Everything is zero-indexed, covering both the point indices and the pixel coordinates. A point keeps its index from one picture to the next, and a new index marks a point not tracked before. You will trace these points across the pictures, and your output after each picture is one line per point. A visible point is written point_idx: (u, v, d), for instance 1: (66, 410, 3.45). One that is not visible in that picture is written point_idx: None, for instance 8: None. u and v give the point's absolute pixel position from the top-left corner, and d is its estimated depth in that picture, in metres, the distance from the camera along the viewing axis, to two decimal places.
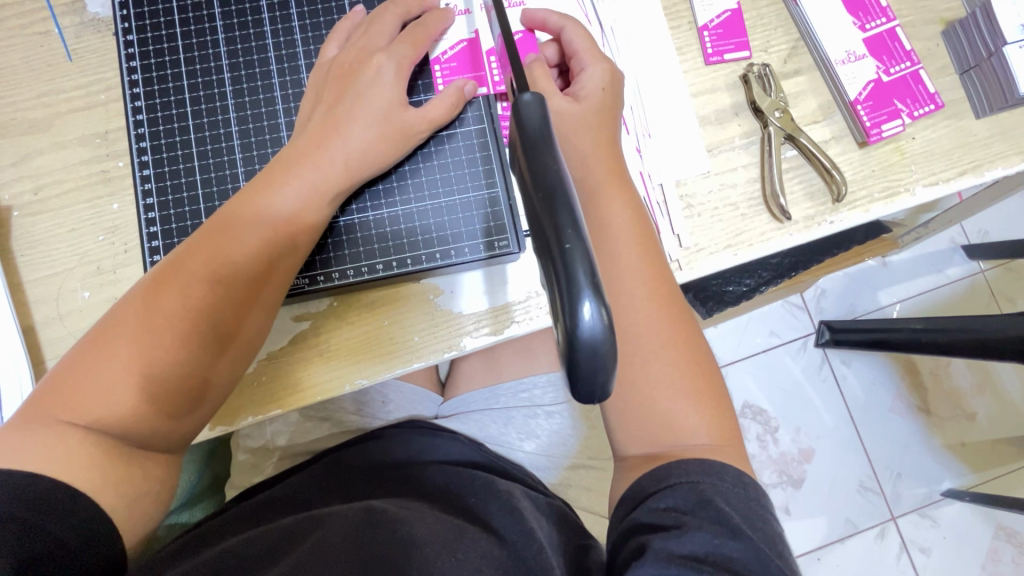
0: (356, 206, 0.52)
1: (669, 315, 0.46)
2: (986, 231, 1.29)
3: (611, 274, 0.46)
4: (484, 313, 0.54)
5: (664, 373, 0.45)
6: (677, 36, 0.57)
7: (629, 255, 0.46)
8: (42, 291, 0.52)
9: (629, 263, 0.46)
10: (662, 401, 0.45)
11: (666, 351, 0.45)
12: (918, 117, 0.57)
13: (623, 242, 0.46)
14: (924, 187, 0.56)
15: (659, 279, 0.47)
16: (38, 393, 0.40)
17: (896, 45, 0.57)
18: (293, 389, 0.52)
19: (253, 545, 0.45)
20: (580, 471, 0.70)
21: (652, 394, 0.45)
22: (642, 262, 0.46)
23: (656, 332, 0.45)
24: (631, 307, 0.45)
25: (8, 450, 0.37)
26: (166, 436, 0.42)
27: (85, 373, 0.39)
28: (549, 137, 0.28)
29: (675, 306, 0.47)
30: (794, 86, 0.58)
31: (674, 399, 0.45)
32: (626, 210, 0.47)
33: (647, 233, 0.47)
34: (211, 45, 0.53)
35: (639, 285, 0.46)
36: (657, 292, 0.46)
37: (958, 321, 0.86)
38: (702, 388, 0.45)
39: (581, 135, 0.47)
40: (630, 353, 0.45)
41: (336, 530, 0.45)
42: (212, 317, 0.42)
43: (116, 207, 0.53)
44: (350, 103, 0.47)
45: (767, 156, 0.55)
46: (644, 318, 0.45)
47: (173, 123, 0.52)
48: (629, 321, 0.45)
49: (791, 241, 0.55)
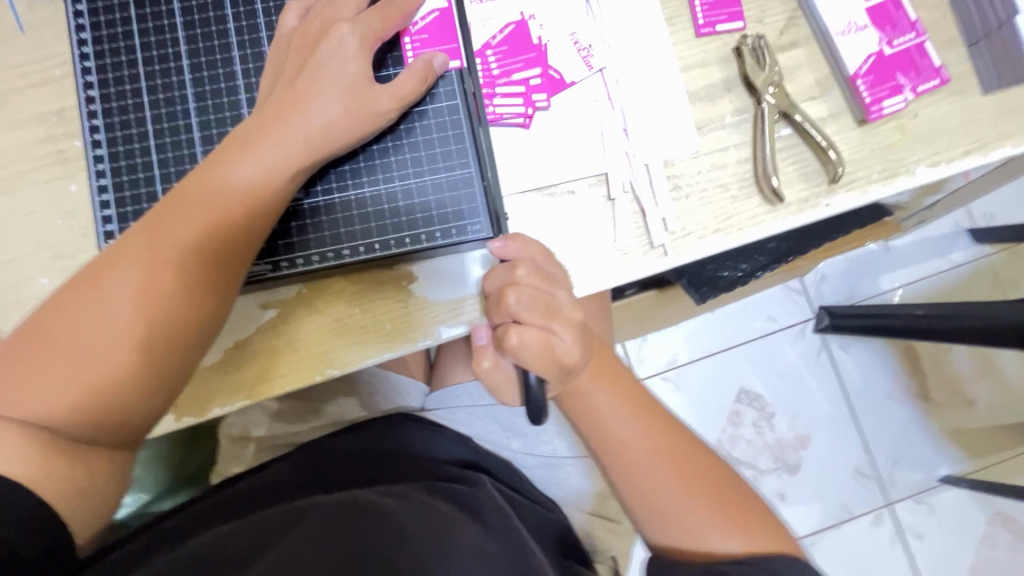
0: (321, 188, 0.49)
1: (651, 425, 0.46)
2: (993, 214, 1.25)
3: (600, 424, 0.46)
4: (485, 364, 0.46)
5: (694, 507, 0.44)
6: (666, 6, 0.54)
7: (606, 398, 0.47)
8: (0, 278, 0.50)
9: (603, 407, 0.46)
10: (700, 535, 0.44)
11: (686, 487, 0.45)
12: (922, 92, 0.53)
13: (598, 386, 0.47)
14: (926, 167, 0.53)
15: (632, 393, 0.47)
16: None
17: (900, 15, 0.53)
18: (261, 378, 0.50)
19: (230, 543, 0.43)
20: (574, 464, 0.66)
21: (659, 504, 0.45)
22: (622, 399, 0.47)
23: (645, 455, 0.45)
24: (630, 451, 0.46)
25: None
26: (113, 427, 0.40)
27: (27, 360, 0.38)
28: (510, 320, 0.42)
29: (659, 415, 0.47)
30: (789, 60, 0.54)
31: (680, 506, 0.45)
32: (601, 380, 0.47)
33: (616, 372, 0.48)
34: (166, 16, 0.50)
35: (626, 423, 0.46)
36: (652, 426, 0.46)
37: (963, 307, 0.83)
38: (730, 506, 0.45)
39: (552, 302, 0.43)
40: (623, 473, 0.46)
41: (319, 520, 0.44)
42: (162, 304, 0.40)
43: (74, 189, 0.51)
44: (310, 76, 0.44)
45: (759, 134, 0.52)
46: (641, 479, 0.45)
47: (127, 100, 0.49)
48: (615, 453, 0.46)
49: (784, 225, 0.52)
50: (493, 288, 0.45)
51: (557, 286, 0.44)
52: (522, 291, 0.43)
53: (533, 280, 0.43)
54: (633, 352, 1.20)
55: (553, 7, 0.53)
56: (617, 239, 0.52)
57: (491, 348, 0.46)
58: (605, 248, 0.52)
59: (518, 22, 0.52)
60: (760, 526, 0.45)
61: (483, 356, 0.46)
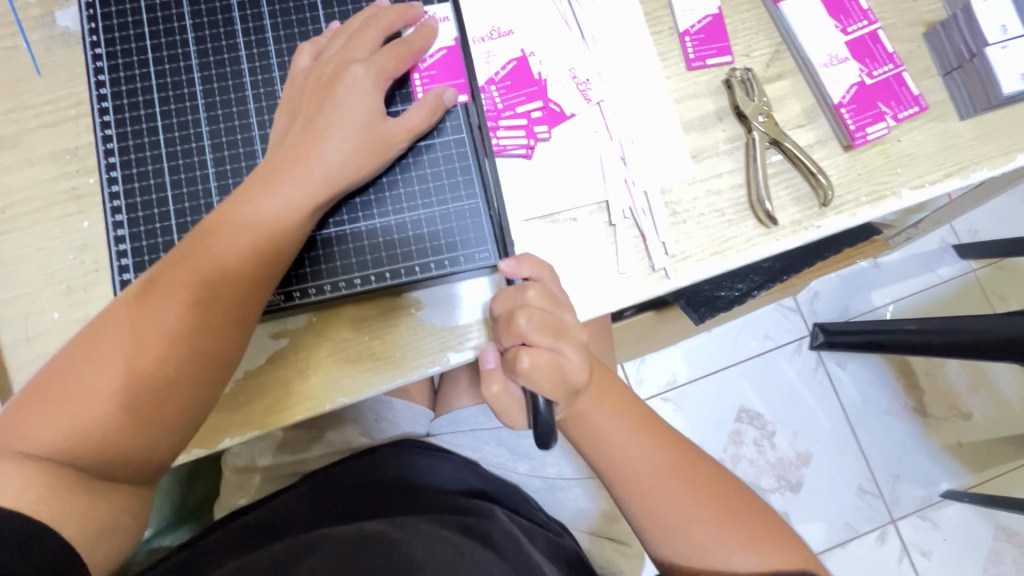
0: (333, 220, 0.50)
1: (654, 444, 0.47)
2: (976, 230, 1.30)
3: (609, 450, 0.47)
4: (494, 388, 0.47)
5: (708, 528, 0.45)
6: (658, 41, 0.57)
7: (613, 426, 0.47)
8: (11, 313, 0.50)
9: (605, 431, 0.47)
10: (721, 557, 0.45)
11: (698, 509, 0.45)
12: (902, 118, 0.56)
13: (604, 415, 0.47)
14: (911, 189, 0.56)
15: (633, 413, 0.48)
16: (12, 413, 0.39)
17: (877, 47, 0.56)
18: (274, 410, 0.51)
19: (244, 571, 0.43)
20: (580, 486, 0.64)
21: (671, 525, 0.46)
22: (630, 423, 0.47)
23: (651, 476, 0.46)
24: (642, 479, 0.46)
25: None
26: (137, 462, 0.41)
27: (62, 383, 0.40)
28: (519, 342, 0.43)
29: (660, 434, 0.48)
30: (776, 90, 0.57)
31: (691, 521, 0.45)
32: (599, 405, 0.47)
33: (623, 396, 0.49)
34: (183, 59, 0.52)
35: (635, 450, 0.47)
36: (660, 451, 0.47)
37: (958, 323, 0.86)
38: (744, 527, 0.45)
39: (558, 325, 0.43)
40: (633, 497, 0.46)
41: (331, 551, 0.44)
42: (191, 341, 0.41)
43: (87, 224, 0.52)
44: (326, 115, 0.46)
45: (752, 160, 0.55)
46: (654, 504, 0.46)
47: (143, 138, 0.51)
48: (624, 478, 0.47)
49: (778, 246, 0.54)
50: (502, 309, 0.45)
51: (563, 307, 0.45)
52: (532, 312, 0.43)
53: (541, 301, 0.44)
54: (633, 373, 1.21)
55: (551, 45, 0.55)
56: (619, 264, 0.53)
57: (499, 372, 0.47)
58: (608, 272, 0.53)
59: (518, 59, 0.55)
60: (769, 535, 0.46)
61: (493, 380, 0.47)
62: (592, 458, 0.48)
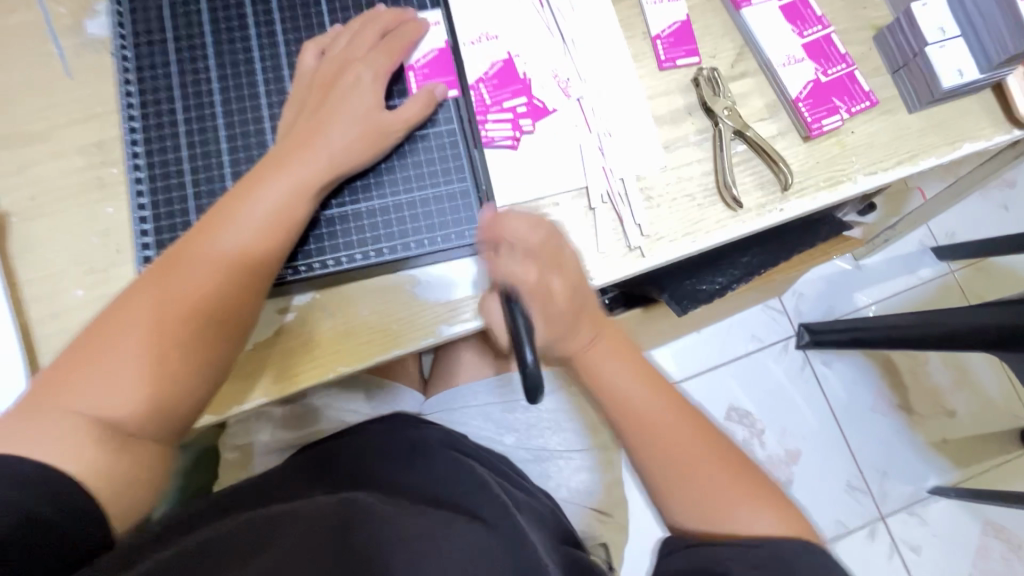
0: (336, 201, 0.55)
1: (665, 398, 0.50)
2: (953, 233, 1.35)
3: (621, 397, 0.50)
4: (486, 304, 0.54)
5: (717, 484, 0.46)
6: (633, 45, 0.62)
7: (625, 375, 0.50)
8: (37, 291, 0.55)
9: (616, 377, 0.50)
10: (732, 517, 0.45)
11: (707, 463, 0.47)
12: (855, 112, 0.61)
13: (616, 364, 0.51)
14: (865, 175, 0.61)
15: (646, 371, 0.51)
16: (40, 383, 0.42)
17: (831, 49, 0.62)
18: (280, 378, 0.55)
19: (234, 533, 0.43)
20: (564, 458, 0.68)
21: (680, 475, 0.47)
22: (642, 377, 0.51)
23: (660, 423, 0.48)
24: (654, 428, 0.48)
25: (16, 436, 0.40)
26: (160, 421, 0.45)
27: (81, 370, 0.43)
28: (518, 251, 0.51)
29: (669, 388, 0.51)
30: (741, 88, 0.62)
31: (699, 473, 0.47)
32: (609, 354, 0.51)
33: (640, 360, 0.52)
34: (201, 59, 0.57)
35: (647, 400, 0.49)
36: (674, 408, 0.49)
37: (939, 315, 0.90)
38: (755, 490, 0.46)
39: (551, 250, 0.51)
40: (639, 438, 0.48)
41: (307, 529, 0.43)
42: (211, 306, 0.46)
43: (110, 210, 0.56)
44: (331, 106, 0.51)
45: (719, 150, 0.60)
46: (663, 450, 0.48)
47: (164, 130, 0.56)
48: (631, 420, 0.49)
49: (745, 228, 0.59)
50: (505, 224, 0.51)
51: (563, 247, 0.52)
52: (529, 241, 0.51)
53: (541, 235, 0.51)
54: None
55: (535, 47, 0.61)
56: (598, 244, 0.58)
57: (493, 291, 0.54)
58: (589, 252, 0.58)
59: (504, 60, 0.60)
60: (780, 503, 0.46)
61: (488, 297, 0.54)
62: (605, 405, 0.51)
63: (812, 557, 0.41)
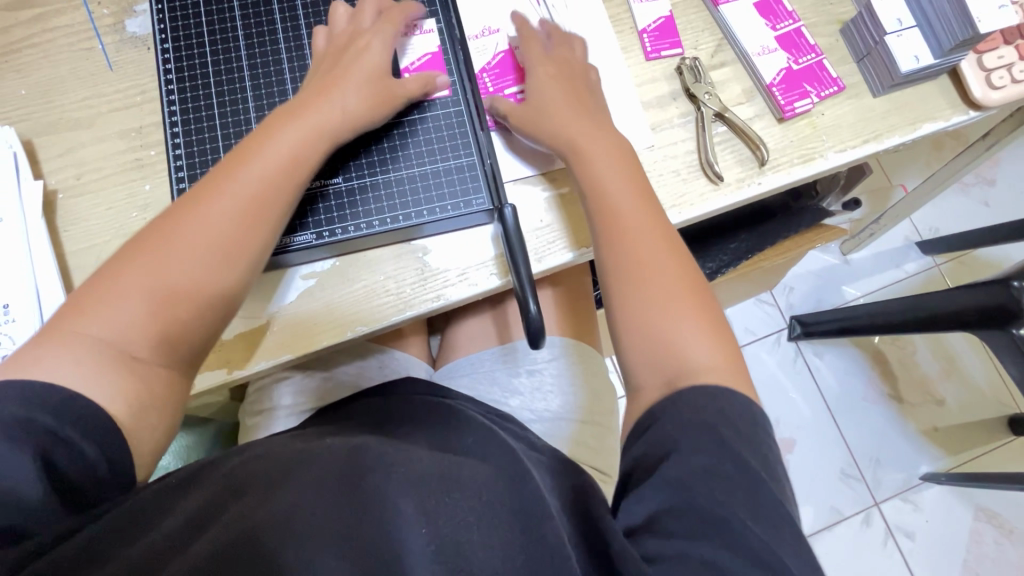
0: (355, 172, 0.61)
1: (647, 214, 0.54)
2: (936, 228, 1.41)
3: (600, 193, 0.54)
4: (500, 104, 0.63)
5: (675, 302, 0.50)
6: (622, 38, 0.69)
7: (615, 175, 0.55)
8: (82, 261, 0.60)
9: (606, 175, 0.55)
10: (677, 333, 0.48)
11: (668, 279, 0.50)
12: (824, 96, 0.68)
13: (608, 164, 0.55)
14: (836, 153, 0.67)
15: (638, 186, 0.55)
16: (63, 311, 0.46)
17: (801, 40, 0.69)
18: (302, 337, 0.59)
19: (248, 465, 0.46)
20: (565, 421, 0.72)
21: (640, 277, 0.51)
22: (628, 188, 0.55)
23: (635, 222, 0.53)
24: (629, 236, 0.52)
25: (48, 365, 0.43)
26: (170, 353, 0.47)
27: (89, 316, 0.45)
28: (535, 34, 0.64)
29: (657, 210, 0.55)
30: (720, 75, 0.69)
31: (662, 283, 0.50)
32: (599, 147, 0.56)
33: (638, 179, 0.56)
34: (233, 51, 0.64)
35: (630, 207, 0.53)
36: (653, 226, 0.53)
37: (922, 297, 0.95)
38: (702, 320, 0.49)
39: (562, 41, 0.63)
40: (603, 214, 0.54)
41: (323, 465, 0.45)
42: (220, 241, 0.48)
43: (148, 187, 0.62)
44: (342, 73, 0.57)
45: (700, 130, 0.66)
46: (633, 253, 0.52)
47: (201, 113, 0.62)
48: (602, 199, 0.54)
49: (725, 200, 0.65)
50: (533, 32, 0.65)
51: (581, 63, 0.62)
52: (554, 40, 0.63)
53: (560, 48, 0.62)
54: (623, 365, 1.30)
55: None
56: None
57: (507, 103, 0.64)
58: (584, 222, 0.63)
59: (505, 52, 0.66)
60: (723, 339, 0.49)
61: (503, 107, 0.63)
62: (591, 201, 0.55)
63: (736, 421, 0.44)
